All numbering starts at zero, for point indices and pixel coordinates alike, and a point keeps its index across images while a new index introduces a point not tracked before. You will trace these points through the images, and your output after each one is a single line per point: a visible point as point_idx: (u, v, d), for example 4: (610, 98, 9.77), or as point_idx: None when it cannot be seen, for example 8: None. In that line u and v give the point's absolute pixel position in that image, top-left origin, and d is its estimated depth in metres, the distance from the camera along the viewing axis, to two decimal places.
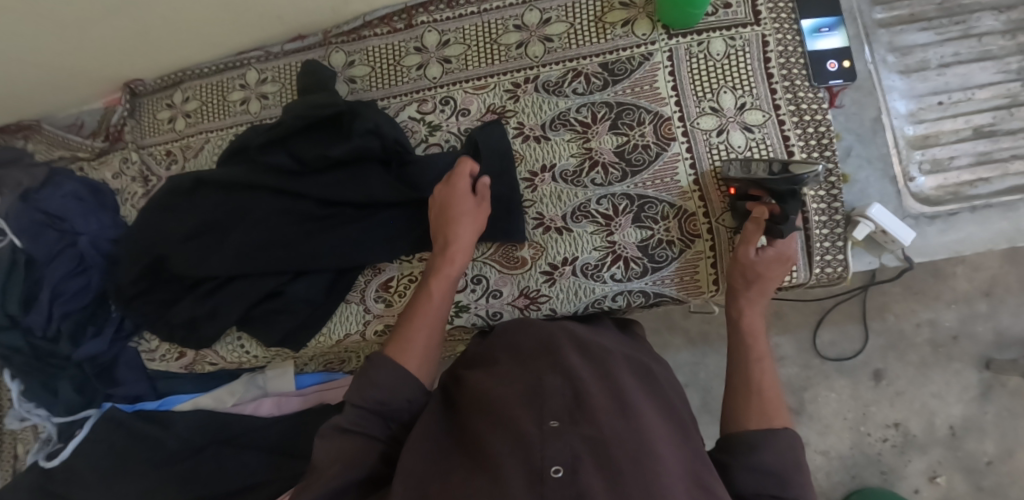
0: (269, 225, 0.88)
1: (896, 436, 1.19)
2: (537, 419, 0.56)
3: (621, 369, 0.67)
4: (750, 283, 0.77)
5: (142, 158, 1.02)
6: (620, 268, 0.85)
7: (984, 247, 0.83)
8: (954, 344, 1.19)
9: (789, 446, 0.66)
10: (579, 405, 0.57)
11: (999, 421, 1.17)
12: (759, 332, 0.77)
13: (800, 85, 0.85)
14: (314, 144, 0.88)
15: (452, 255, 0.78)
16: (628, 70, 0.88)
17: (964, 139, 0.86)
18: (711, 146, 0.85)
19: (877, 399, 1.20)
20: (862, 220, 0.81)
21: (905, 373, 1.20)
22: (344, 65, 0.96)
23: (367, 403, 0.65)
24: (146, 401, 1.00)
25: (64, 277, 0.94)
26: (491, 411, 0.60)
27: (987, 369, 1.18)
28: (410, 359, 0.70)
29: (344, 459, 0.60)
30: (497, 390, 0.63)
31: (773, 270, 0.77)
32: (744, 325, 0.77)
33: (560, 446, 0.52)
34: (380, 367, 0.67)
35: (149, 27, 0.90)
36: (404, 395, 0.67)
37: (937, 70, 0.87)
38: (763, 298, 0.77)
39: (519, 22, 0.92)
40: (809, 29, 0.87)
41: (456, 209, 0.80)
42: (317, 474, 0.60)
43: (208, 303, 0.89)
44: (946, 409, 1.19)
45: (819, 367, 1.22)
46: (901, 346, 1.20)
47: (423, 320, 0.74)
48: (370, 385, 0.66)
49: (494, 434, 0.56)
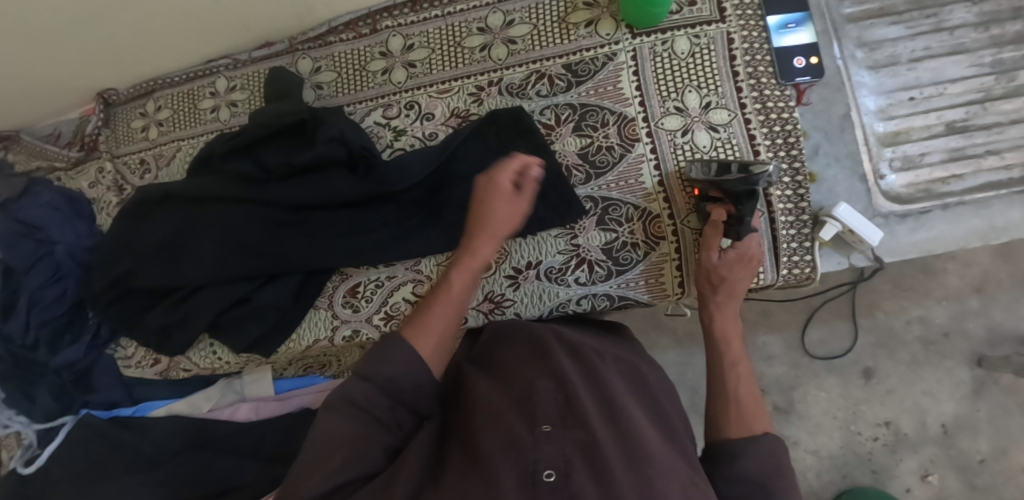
0: (236, 234, 0.88)
1: (886, 435, 1.17)
2: (530, 423, 0.57)
3: (611, 374, 0.68)
4: (716, 284, 0.77)
5: (117, 168, 1.03)
6: (584, 272, 0.84)
7: (956, 246, 0.81)
8: (945, 341, 1.17)
9: (772, 452, 0.64)
10: (571, 411, 0.59)
11: (993, 419, 1.15)
12: (731, 333, 0.76)
13: (766, 83, 0.84)
14: (280, 151, 0.88)
15: (480, 241, 0.72)
16: (592, 71, 0.87)
17: (936, 135, 0.84)
18: (676, 146, 0.84)
19: (867, 397, 1.18)
20: (829, 220, 0.79)
21: (895, 370, 1.17)
22: (311, 71, 0.96)
23: (383, 380, 0.60)
24: (122, 407, 1.01)
25: (42, 285, 0.96)
26: (483, 416, 0.60)
27: (979, 366, 1.15)
28: (427, 343, 0.66)
29: (350, 448, 0.56)
30: (490, 396, 0.64)
31: (737, 273, 0.76)
32: (713, 325, 0.77)
33: (553, 450, 0.53)
34: (395, 349, 0.62)
35: (117, 39, 0.91)
36: (417, 381, 0.62)
37: (907, 64, 0.85)
38: (731, 299, 0.76)
39: (483, 24, 0.91)
40: (775, 25, 0.85)
41: (495, 195, 0.72)
42: (318, 456, 0.55)
43: (178, 311, 0.90)
44: (937, 407, 1.16)
45: (808, 366, 1.19)
46: (891, 344, 1.18)
47: (445, 305, 0.69)
48: (390, 362, 0.61)
49: (486, 437, 0.57)
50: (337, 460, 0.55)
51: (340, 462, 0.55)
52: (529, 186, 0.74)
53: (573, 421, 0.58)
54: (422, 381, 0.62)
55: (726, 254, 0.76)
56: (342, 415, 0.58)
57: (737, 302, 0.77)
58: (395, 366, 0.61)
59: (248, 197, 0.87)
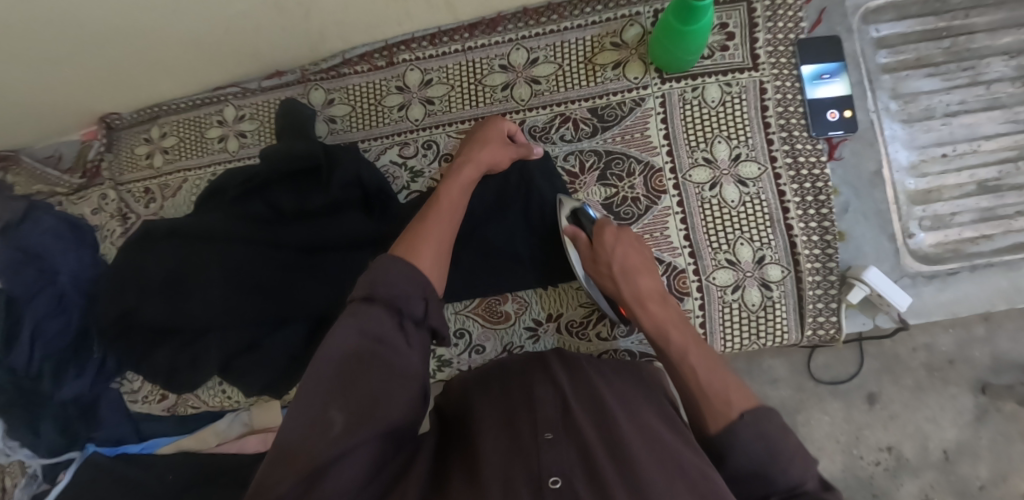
0: (245, 273, 0.83)
1: (888, 459, 0.97)
2: (530, 430, 0.55)
3: (610, 380, 0.67)
4: (610, 275, 0.75)
5: (120, 196, 0.99)
6: (605, 326, 0.83)
7: (983, 309, 0.80)
8: (950, 368, 0.99)
9: (759, 435, 0.56)
10: (572, 418, 0.57)
11: (994, 446, 0.96)
12: (651, 303, 0.73)
13: (798, 137, 0.82)
14: (294, 189, 0.85)
15: (465, 165, 0.75)
16: (618, 116, 0.85)
17: (968, 194, 0.82)
18: (703, 200, 0.82)
19: (871, 422, 0.98)
20: (858, 282, 0.78)
21: (899, 396, 0.98)
22: (323, 103, 0.92)
23: (381, 301, 0.57)
24: (128, 444, 0.97)
25: (45, 316, 0.90)
26: (482, 426, 0.59)
27: (984, 393, 0.96)
28: (423, 254, 0.63)
29: (349, 404, 0.51)
30: (486, 407, 0.62)
31: (613, 257, 0.75)
32: (639, 306, 0.73)
33: (556, 455, 0.51)
34: (391, 265, 0.59)
35: (120, 67, 0.86)
36: (417, 289, 0.59)
37: (941, 119, 0.83)
38: (623, 278, 0.74)
39: (505, 61, 0.88)
40: (809, 75, 0.82)
41: (487, 132, 0.79)
42: (315, 423, 0.49)
43: (187, 354, 0.86)
44: (938, 432, 0.97)
45: (812, 390, 1.00)
46: (895, 369, 0.99)
47: (438, 219, 0.69)
48: (388, 280, 0.58)
49: (483, 446, 0.55)
50: (337, 425, 0.50)
51: (341, 427, 0.50)
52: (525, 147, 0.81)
53: (574, 425, 0.56)
54: (423, 292, 0.59)
55: (600, 250, 0.76)
56: (336, 360, 0.52)
57: (640, 274, 0.75)
58: (395, 281, 0.57)
59: (259, 236, 0.84)
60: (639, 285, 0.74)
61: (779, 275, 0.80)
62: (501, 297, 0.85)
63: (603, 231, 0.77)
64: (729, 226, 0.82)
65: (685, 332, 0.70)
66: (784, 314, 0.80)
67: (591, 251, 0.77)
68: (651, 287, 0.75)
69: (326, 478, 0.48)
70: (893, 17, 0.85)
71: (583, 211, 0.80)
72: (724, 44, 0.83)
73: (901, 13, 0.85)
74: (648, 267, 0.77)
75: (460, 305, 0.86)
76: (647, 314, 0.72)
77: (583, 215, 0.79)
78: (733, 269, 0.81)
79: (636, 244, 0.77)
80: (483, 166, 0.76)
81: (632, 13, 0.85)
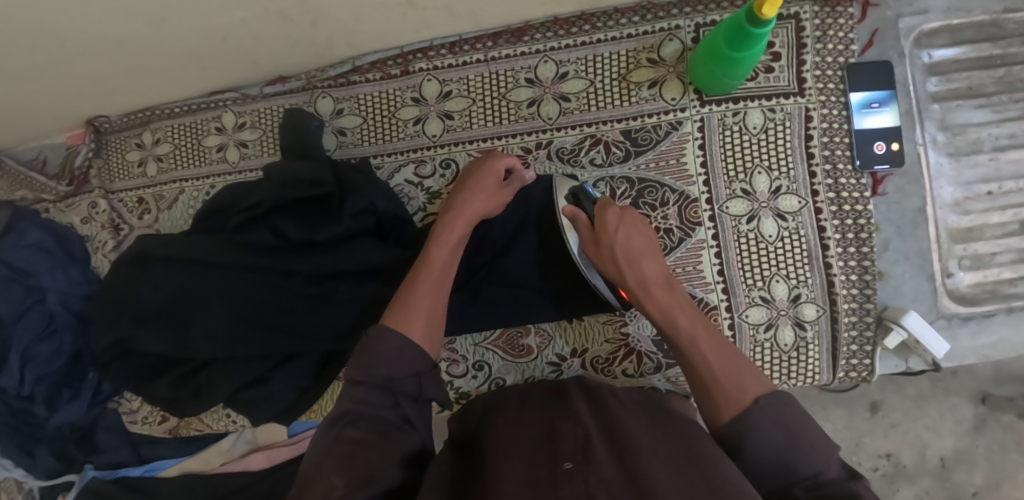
0: (253, 305, 0.79)
1: (887, 466, 0.97)
2: (549, 464, 0.50)
3: (632, 414, 0.62)
4: (613, 260, 0.68)
5: (112, 206, 0.93)
6: (632, 363, 0.80)
7: (1017, 352, 0.79)
8: (952, 379, 0.97)
9: (774, 418, 0.50)
10: (592, 447, 0.52)
11: (991, 455, 0.95)
12: (656, 289, 0.65)
13: (842, 170, 0.77)
14: (304, 216, 0.78)
15: (456, 221, 0.72)
16: (653, 140, 0.79)
17: (1010, 233, 0.79)
18: (740, 234, 0.78)
19: (872, 430, 0.97)
20: (895, 326, 0.76)
21: (901, 405, 0.97)
22: (332, 113, 0.85)
23: (375, 378, 0.58)
24: (129, 467, 0.93)
25: (33, 341, 0.83)
26: (497, 460, 0.54)
27: (984, 404, 0.95)
28: (414, 325, 0.63)
29: (347, 467, 0.51)
30: (503, 443, 0.57)
31: (615, 240, 0.68)
32: (643, 293, 0.66)
33: (576, 488, 0.46)
34: (382, 340, 0.60)
35: (106, 74, 0.78)
36: (410, 367, 0.60)
37: (989, 154, 0.79)
38: (626, 263, 0.67)
39: (531, 75, 0.81)
40: (858, 103, 0.77)
41: (478, 176, 0.76)
42: (312, 491, 0.50)
43: (189, 385, 0.82)
44: (937, 440, 0.96)
45: (816, 397, 0.98)
46: (899, 379, 0.97)
47: (429, 284, 0.68)
48: (380, 358, 0.59)
49: (497, 480, 0.50)
50: (335, 487, 0.50)
51: (343, 489, 0.49)
52: (517, 182, 0.76)
53: (594, 457, 0.51)
54: (417, 369, 0.60)
55: (602, 233, 0.69)
56: (333, 435, 0.55)
57: (645, 259, 0.68)
58: (387, 359, 0.59)
59: (268, 267, 0.78)
60: (647, 269, 0.67)
61: (814, 314, 0.77)
62: (523, 329, 0.81)
63: (604, 212, 0.70)
64: (765, 262, 0.78)
65: (693, 316, 0.62)
66: (817, 356, 0.78)
67: (593, 235, 0.70)
68: (657, 272, 0.67)
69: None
70: (946, 41, 0.80)
71: (584, 192, 0.75)
72: (769, 65, 0.77)
73: (956, 37, 0.80)
74: (654, 252, 0.69)
75: (479, 337, 0.82)
76: (652, 301, 0.65)
77: (584, 197, 0.74)
78: (767, 307, 0.78)
79: (641, 226, 0.70)
80: (475, 218, 0.74)
81: (671, 27, 0.79)
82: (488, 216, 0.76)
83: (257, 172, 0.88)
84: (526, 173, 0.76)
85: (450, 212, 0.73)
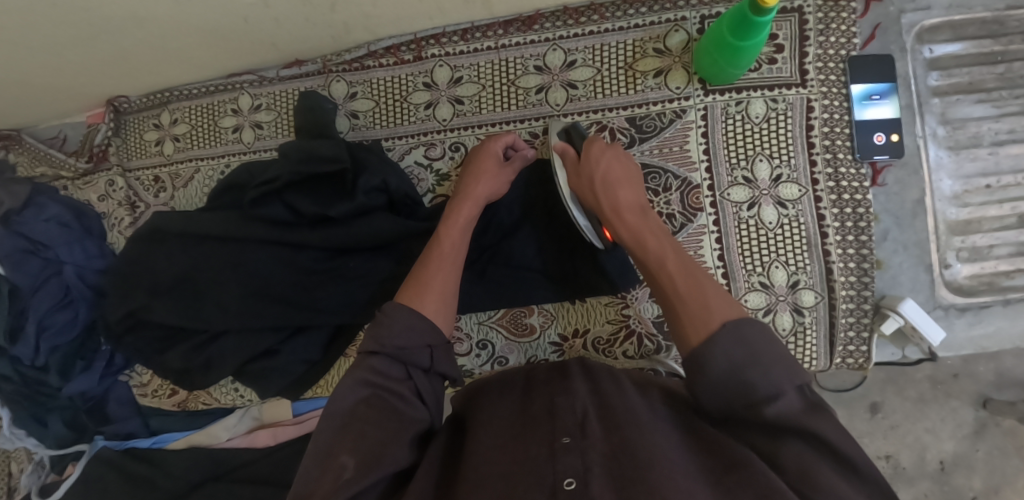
0: (265, 279, 0.81)
1: (886, 468, 0.95)
2: (547, 438, 0.53)
3: (624, 385, 0.63)
4: (591, 187, 0.72)
5: (129, 184, 0.95)
6: (632, 345, 0.82)
7: (1014, 343, 0.81)
8: (953, 382, 0.94)
9: (734, 335, 0.50)
10: (590, 424, 0.54)
11: (991, 460, 0.93)
12: (628, 213, 0.68)
13: (842, 160, 0.79)
14: (317, 192, 0.81)
15: (463, 203, 0.75)
16: (658, 128, 0.81)
17: (1007, 226, 0.80)
18: (740, 220, 0.80)
19: (871, 431, 0.95)
20: (892, 313, 0.77)
21: (901, 406, 0.95)
22: (346, 96, 0.88)
23: (387, 349, 0.61)
24: (139, 438, 0.95)
25: (50, 311, 0.87)
26: (489, 431, 0.57)
27: (985, 408, 0.93)
28: (427, 300, 0.66)
29: (357, 448, 0.53)
30: (498, 416, 0.60)
31: (596, 168, 0.72)
32: (616, 218, 0.68)
33: (572, 460, 0.49)
34: (396, 316, 0.62)
35: (131, 52, 0.81)
36: (423, 339, 0.62)
37: (988, 148, 0.81)
38: (602, 189, 0.70)
39: (540, 62, 0.84)
40: (859, 95, 0.79)
41: (484, 157, 0.78)
42: (325, 471, 0.52)
43: (201, 357, 0.84)
44: (937, 443, 0.94)
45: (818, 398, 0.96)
46: (900, 381, 0.95)
47: (440, 263, 0.70)
48: (393, 331, 0.61)
49: (488, 454, 0.53)
50: (346, 468, 0.51)
51: (353, 469, 0.51)
52: (519, 161, 0.79)
53: (593, 433, 0.53)
54: (429, 341, 0.63)
55: (584, 163, 0.73)
56: (344, 410, 0.56)
57: (622, 187, 0.71)
58: (400, 332, 0.61)
59: (281, 241, 0.81)
60: (625, 194, 0.70)
61: (812, 301, 0.79)
62: (527, 309, 0.83)
63: (590, 144, 0.74)
64: (764, 248, 0.79)
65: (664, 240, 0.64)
66: (815, 342, 0.79)
67: (575, 164, 0.74)
68: (631, 200, 0.70)
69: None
70: (948, 37, 0.82)
71: (574, 128, 0.80)
72: (772, 56, 0.79)
73: (957, 33, 0.81)
74: (634, 184, 0.72)
75: (483, 316, 0.84)
76: (623, 226, 0.68)
77: (574, 132, 0.79)
78: (766, 292, 0.79)
79: (623, 159, 0.73)
80: (482, 201, 0.76)
81: (677, 18, 0.81)
82: (497, 198, 0.79)
83: (272, 151, 0.91)
84: (524, 151, 0.80)
85: (458, 197, 0.76)
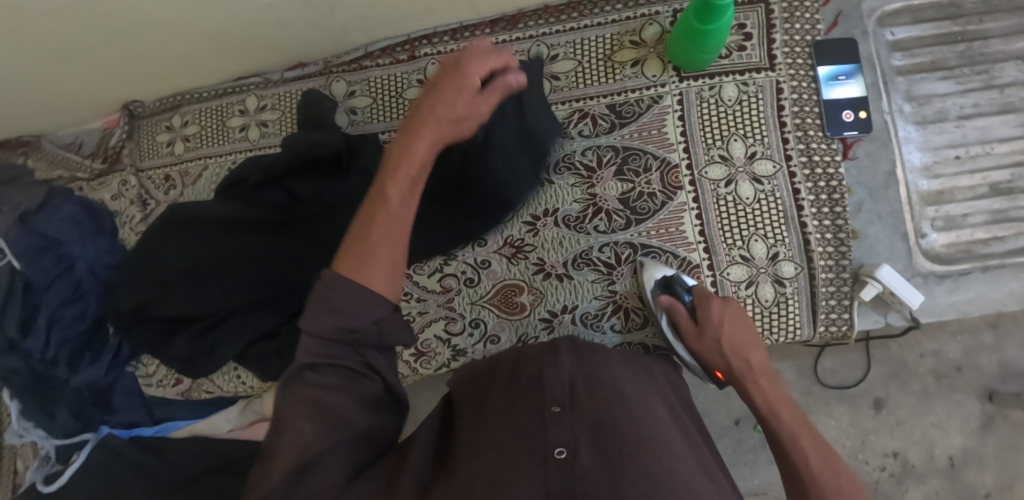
0: (269, 262, 0.85)
1: (894, 466, 0.94)
2: (536, 406, 0.53)
3: (612, 361, 0.64)
4: (715, 348, 0.72)
5: (141, 182, 1.01)
6: (619, 319, 0.85)
7: (994, 308, 0.82)
8: (957, 376, 0.94)
9: None
10: (580, 397, 0.54)
11: (1001, 455, 0.92)
12: (759, 377, 0.68)
13: (813, 136, 0.83)
14: (310, 177, 0.87)
15: (420, 135, 0.61)
16: (636, 113, 0.86)
17: (980, 196, 0.84)
18: (719, 197, 0.83)
19: (877, 428, 0.94)
20: (870, 280, 0.80)
21: (906, 402, 0.94)
22: (345, 95, 0.94)
23: (331, 330, 0.51)
24: (142, 427, 0.97)
25: (62, 303, 0.91)
26: (483, 410, 0.57)
27: (991, 401, 0.92)
28: (371, 271, 0.54)
29: (316, 415, 0.50)
30: (491, 393, 0.60)
31: (718, 328, 0.72)
32: (748, 381, 0.68)
33: (562, 430, 0.49)
34: (334, 292, 0.51)
35: (148, 57, 0.88)
36: (370, 316, 0.52)
37: (955, 121, 0.85)
38: (729, 351, 0.70)
39: (525, 57, 0.90)
40: (826, 76, 0.84)
41: (450, 79, 0.62)
42: (283, 437, 0.49)
43: (207, 339, 0.87)
44: (946, 439, 0.93)
45: (819, 395, 0.95)
46: (903, 375, 0.95)
47: (388, 216, 0.58)
48: (337, 309, 0.51)
49: (484, 431, 0.53)
50: (306, 434, 0.49)
51: (314, 436, 0.49)
52: (500, 89, 0.62)
53: (581, 405, 0.53)
54: (377, 316, 0.53)
55: (704, 322, 0.73)
56: (295, 377, 0.51)
57: (748, 348, 0.70)
58: (344, 309, 0.51)
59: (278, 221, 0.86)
60: (753, 355, 0.70)
61: (792, 272, 0.81)
62: (517, 287, 0.86)
63: (708, 301, 0.74)
64: (743, 222, 0.83)
65: (795, 414, 0.64)
66: (798, 311, 0.81)
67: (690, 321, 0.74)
68: (760, 363, 0.70)
69: (301, 490, 0.47)
70: (908, 21, 0.87)
71: (675, 278, 0.79)
72: (741, 44, 0.84)
73: (917, 16, 0.87)
74: (757, 341, 0.72)
75: (477, 296, 0.87)
76: (757, 390, 0.67)
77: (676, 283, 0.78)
78: (747, 265, 0.82)
79: (743, 315, 0.73)
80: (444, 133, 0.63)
81: (651, 12, 0.87)
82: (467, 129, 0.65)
83: (276, 147, 0.96)
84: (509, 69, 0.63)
85: (414, 126, 0.62)
